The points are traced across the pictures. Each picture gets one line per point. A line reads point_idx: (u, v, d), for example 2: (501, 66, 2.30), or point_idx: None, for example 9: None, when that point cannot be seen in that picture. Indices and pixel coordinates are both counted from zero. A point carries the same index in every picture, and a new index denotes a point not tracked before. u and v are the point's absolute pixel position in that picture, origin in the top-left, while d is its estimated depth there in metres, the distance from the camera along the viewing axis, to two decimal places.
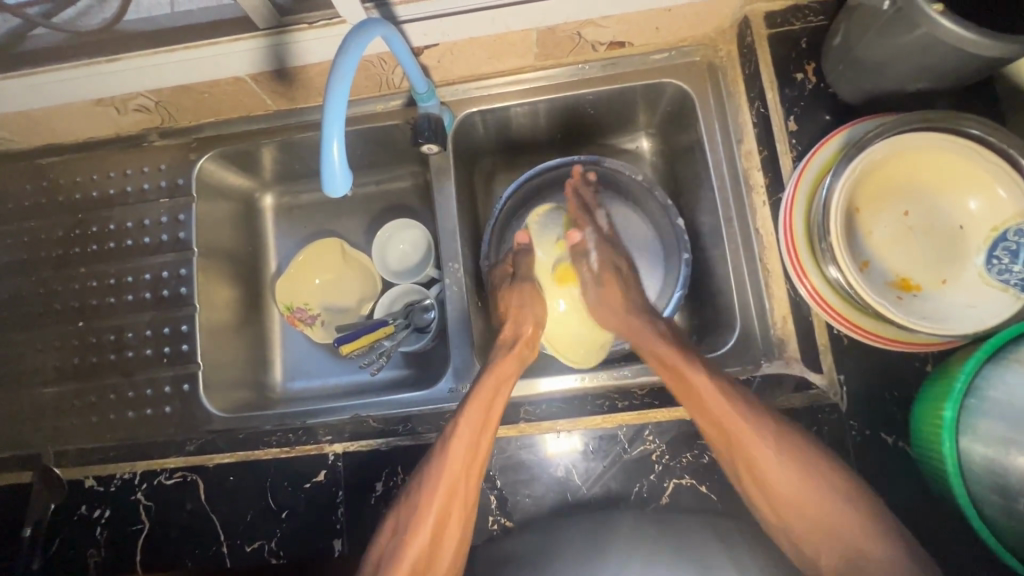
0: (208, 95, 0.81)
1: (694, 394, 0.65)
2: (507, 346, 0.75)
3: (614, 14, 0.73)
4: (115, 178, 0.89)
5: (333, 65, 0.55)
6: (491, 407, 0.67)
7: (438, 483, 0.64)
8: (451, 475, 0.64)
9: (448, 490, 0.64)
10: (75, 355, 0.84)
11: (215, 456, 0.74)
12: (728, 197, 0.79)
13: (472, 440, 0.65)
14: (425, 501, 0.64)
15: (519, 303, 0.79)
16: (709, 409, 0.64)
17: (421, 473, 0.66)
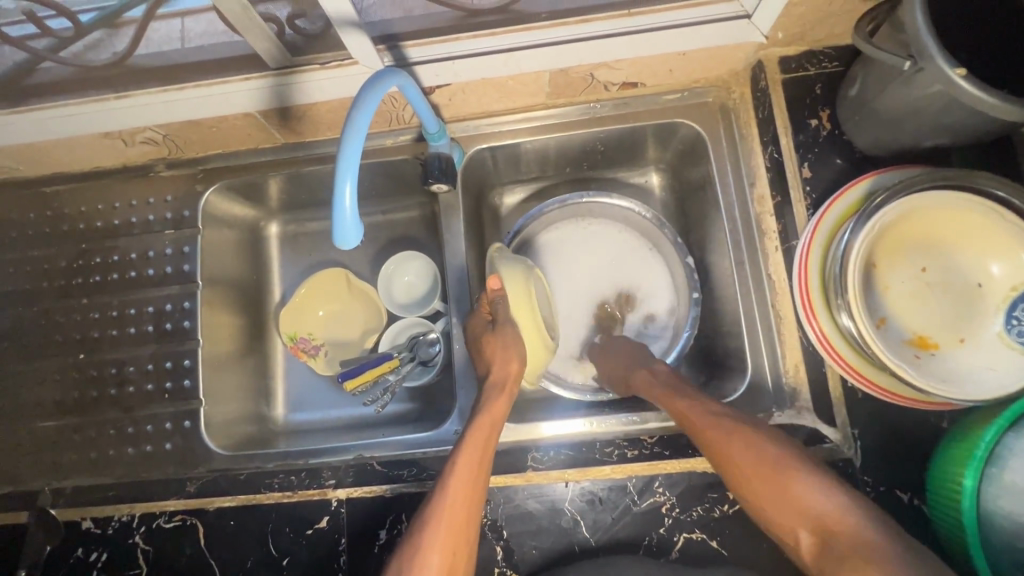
0: (217, 129, 0.80)
1: (689, 426, 0.64)
2: (497, 387, 0.68)
3: (628, 57, 0.73)
4: (121, 209, 0.88)
5: (348, 112, 0.54)
6: (487, 442, 0.64)
7: (440, 526, 0.58)
8: (452, 519, 0.59)
9: (449, 534, 0.59)
10: (75, 388, 0.83)
11: (215, 498, 0.73)
12: (740, 241, 0.78)
13: (470, 476, 0.61)
14: (426, 549, 0.58)
15: (501, 347, 0.70)
16: (707, 437, 0.62)
17: (418, 520, 0.60)
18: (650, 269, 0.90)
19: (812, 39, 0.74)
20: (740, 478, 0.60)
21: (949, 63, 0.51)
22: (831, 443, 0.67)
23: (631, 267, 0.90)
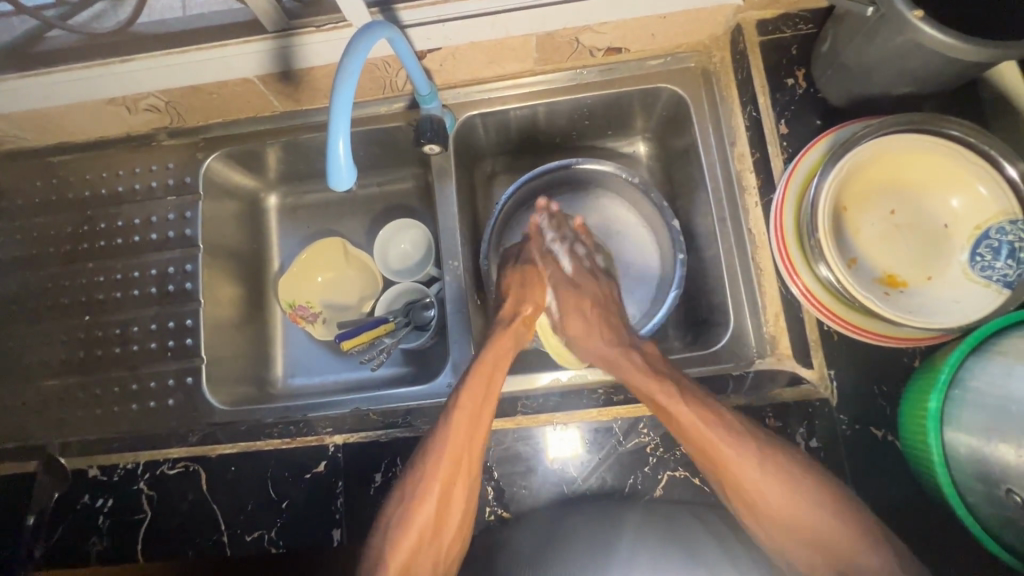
0: (216, 96, 0.83)
1: (690, 434, 0.64)
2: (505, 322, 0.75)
3: (610, 20, 0.76)
4: (124, 177, 0.91)
5: (340, 61, 0.57)
6: (488, 385, 0.68)
7: (442, 458, 0.65)
8: (451, 455, 0.65)
9: (454, 456, 0.65)
10: (81, 348, 0.86)
11: (217, 447, 0.75)
12: (722, 198, 0.81)
13: (472, 418, 0.66)
14: (429, 473, 0.65)
15: (520, 285, 0.78)
16: (700, 441, 0.64)
17: (420, 452, 0.67)
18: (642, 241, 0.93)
19: (787, 2, 0.77)
20: (732, 482, 0.64)
21: (908, 5, 0.54)
22: (808, 384, 0.71)
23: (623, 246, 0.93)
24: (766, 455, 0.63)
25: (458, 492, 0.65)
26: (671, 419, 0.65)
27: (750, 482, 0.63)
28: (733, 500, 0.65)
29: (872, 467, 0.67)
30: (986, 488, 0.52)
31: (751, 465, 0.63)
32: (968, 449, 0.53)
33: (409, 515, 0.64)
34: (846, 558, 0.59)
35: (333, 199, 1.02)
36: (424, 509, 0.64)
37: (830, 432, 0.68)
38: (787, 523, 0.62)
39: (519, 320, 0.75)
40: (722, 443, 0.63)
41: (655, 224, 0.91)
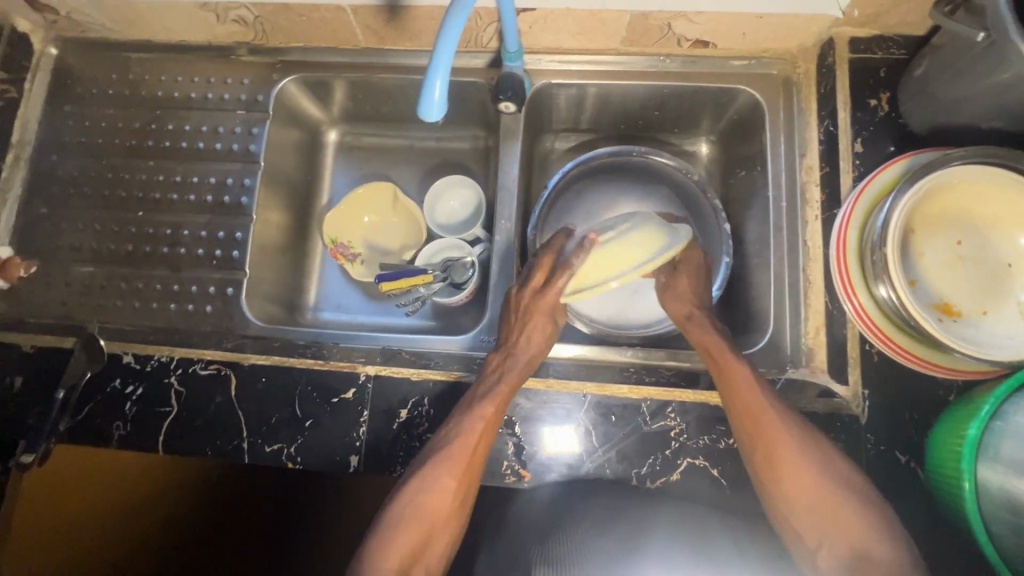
0: (306, 19, 0.84)
1: (734, 388, 0.67)
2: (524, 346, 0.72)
3: (708, 10, 0.77)
4: (199, 83, 0.92)
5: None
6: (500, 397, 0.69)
7: (456, 461, 0.65)
8: (460, 465, 0.65)
9: (465, 462, 0.65)
10: (129, 242, 0.87)
11: (250, 357, 0.76)
12: (783, 207, 0.81)
13: (483, 434, 0.66)
14: (439, 475, 0.64)
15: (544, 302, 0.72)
16: (739, 391, 0.66)
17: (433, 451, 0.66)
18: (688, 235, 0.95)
19: (885, 24, 0.77)
20: (757, 439, 0.64)
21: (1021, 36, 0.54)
22: (839, 399, 0.71)
23: None
24: (804, 435, 0.64)
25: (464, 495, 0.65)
26: (724, 373, 0.68)
27: (783, 464, 0.62)
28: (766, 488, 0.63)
29: (891, 489, 0.67)
30: (1015, 519, 0.53)
31: (788, 442, 0.63)
32: (1003, 480, 0.54)
33: (421, 508, 0.63)
34: (859, 549, 0.57)
35: (393, 146, 1.03)
36: (434, 513, 0.63)
37: (855, 447, 0.69)
38: (815, 515, 0.60)
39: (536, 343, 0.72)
40: (769, 420, 0.64)
41: (707, 228, 0.92)
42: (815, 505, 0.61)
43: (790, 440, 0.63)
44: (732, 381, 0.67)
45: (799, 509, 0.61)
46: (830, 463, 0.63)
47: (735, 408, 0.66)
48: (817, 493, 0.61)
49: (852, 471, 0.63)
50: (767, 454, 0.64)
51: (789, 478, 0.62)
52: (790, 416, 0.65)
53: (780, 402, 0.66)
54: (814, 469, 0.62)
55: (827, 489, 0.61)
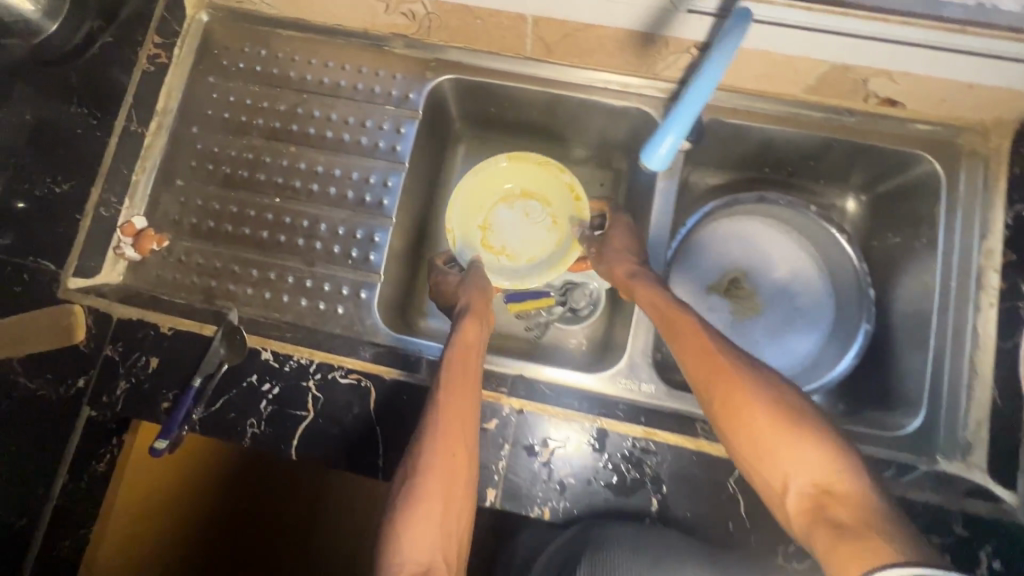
0: (480, 23, 0.80)
1: (687, 351, 0.66)
2: (472, 315, 0.76)
3: (917, 73, 0.72)
4: (349, 72, 0.88)
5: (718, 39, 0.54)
6: (470, 356, 0.71)
7: (438, 429, 0.64)
8: (444, 439, 0.63)
9: (450, 429, 0.64)
10: (264, 229, 0.85)
11: (392, 371, 0.74)
12: (950, 287, 0.78)
13: (461, 387, 0.67)
14: (428, 452, 0.62)
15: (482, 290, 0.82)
16: (693, 348, 0.66)
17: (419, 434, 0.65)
18: (818, 296, 0.94)
19: None
20: (722, 395, 0.61)
21: None
22: (1001, 500, 0.70)
23: (803, 297, 0.94)
24: (762, 379, 0.61)
25: (458, 467, 0.63)
26: (675, 332, 0.69)
27: (752, 416, 0.59)
28: (741, 457, 0.60)
29: None
30: None
31: (741, 384, 0.61)
32: None
33: (422, 482, 0.60)
34: (821, 483, 0.53)
35: None
36: (432, 487, 0.60)
37: (1012, 553, 0.68)
38: (789, 472, 0.55)
39: (478, 308, 0.78)
40: (730, 364, 0.63)
41: (841, 290, 0.92)
42: (771, 449, 0.57)
43: (750, 383, 0.61)
44: (688, 335, 0.67)
45: (769, 470, 0.57)
46: (774, 397, 0.59)
47: (693, 371, 0.65)
48: (772, 436, 0.57)
49: (800, 400, 0.60)
50: (725, 411, 0.61)
51: (748, 434, 0.58)
52: (748, 363, 0.63)
53: (731, 350, 0.65)
54: (774, 407, 0.58)
55: (788, 431, 0.56)
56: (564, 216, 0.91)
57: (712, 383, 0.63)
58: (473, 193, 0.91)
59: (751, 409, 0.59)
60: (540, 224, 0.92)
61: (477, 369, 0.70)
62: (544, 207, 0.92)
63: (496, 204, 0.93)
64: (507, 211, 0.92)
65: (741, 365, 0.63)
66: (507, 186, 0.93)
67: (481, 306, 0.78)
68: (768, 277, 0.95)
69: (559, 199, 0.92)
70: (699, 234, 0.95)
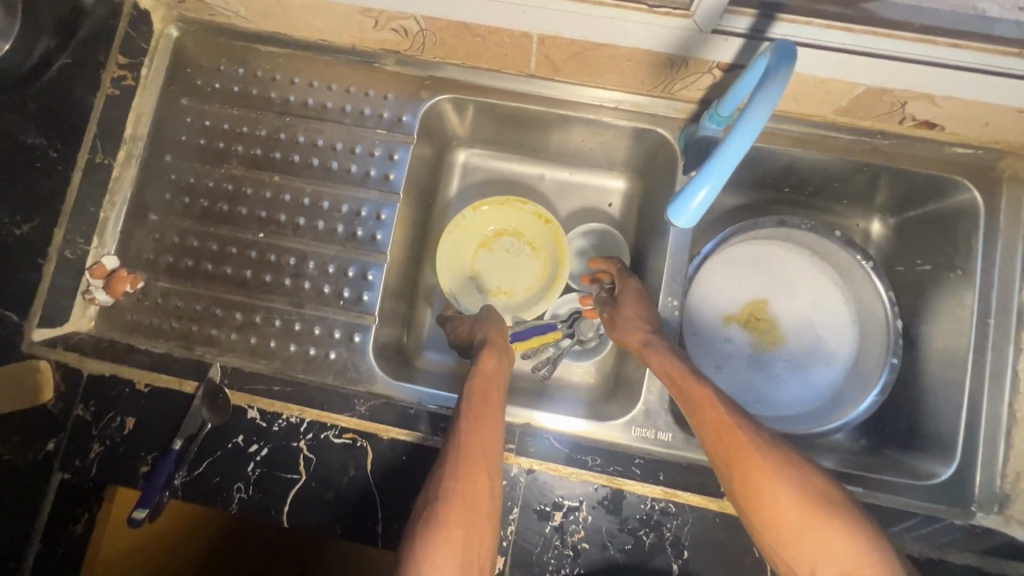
0: (479, 40, 0.72)
1: (705, 416, 0.61)
2: (488, 347, 0.71)
3: (961, 98, 0.66)
4: (335, 92, 0.81)
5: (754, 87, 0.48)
6: (487, 393, 0.65)
7: (456, 467, 0.58)
8: (464, 475, 0.57)
9: (467, 468, 0.58)
10: (248, 268, 0.78)
11: (390, 429, 0.68)
12: (980, 319, 0.74)
13: (477, 425, 0.61)
14: (445, 491, 0.56)
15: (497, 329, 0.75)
16: (712, 412, 0.61)
17: (435, 473, 0.59)
18: (840, 323, 0.88)
19: None
20: (745, 472, 0.57)
21: None
22: None
23: (824, 326, 0.89)
24: (785, 454, 0.58)
25: (478, 507, 0.56)
26: (688, 398, 0.63)
27: (779, 496, 0.55)
28: (767, 538, 0.56)
29: None
30: None
31: (768, 459, 0.57)
32: None
33: (438, 523, 0.54)
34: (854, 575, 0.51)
35: (527, 178, 0.94)
36: (452, 527, 0.54)
37: None
38: (820, 563, 0.52)
39: (494, 341, 0.72)
40: (749, 437, 0.58)
41: (867, 323, 0.87)
42: (802, 535, 0.53)
43: (773, 459, 0.57)
44: (705, 403, 0.62)
45: (800, 557, 0.53)
46: (800, 475, 0.56)
47: (713, 443, 0.60)
48: (802, 521, 0.54)
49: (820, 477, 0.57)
50: (750, 491, 0.56)
51: (778, 519, 0.55)
52: (766, 434, 0.59)
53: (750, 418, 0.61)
54: (800, 489, 0.55)
55: (815, 515, 0.53)
56: (542, 241, 0.90)
57: (737, 455, 0.58)
58: (454, 243, 0.89)
59: (778, 496, 0.55)
60: (519, 259, 0.90)
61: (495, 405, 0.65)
62: (518, 239, 0.90)
63: (476, 251, 0.90)
64: (485, 254, 0.90)
65: (763, 436, 0.59)
66: (481, 230, 0.91)
67: (495, 340, 0.73)
68: (788, 304, 0.89)
69: (532, 229, 0.90)
70: (715, 258, 0.90)
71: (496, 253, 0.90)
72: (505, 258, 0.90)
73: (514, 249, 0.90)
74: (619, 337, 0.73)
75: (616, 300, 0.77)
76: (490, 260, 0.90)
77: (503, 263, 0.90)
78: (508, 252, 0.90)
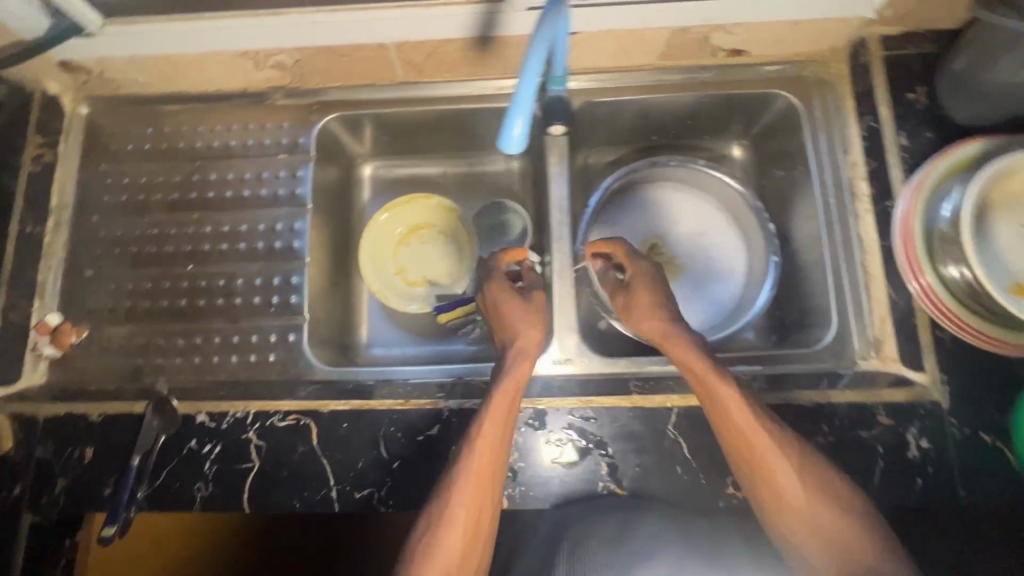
0: (348, 59, 0.84)
1: (720, 404, 0.66)
2: (522, 352, 0.72)
3: (746, 21, 0.80)
4: (237, 131, 0.91)
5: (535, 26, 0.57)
6: (506, 415, 0.68)
7: (464, 491, 0.64)
8: (472, 497, 0.64)
9: (475, 493, 0.64)
10: (183, 297, 0.86)
11: (329, 403, 0.75)
12: (830, 204, 0.83)
13: (493, 454, 0.66)
14: (451, 512, 0.63)
15: (500, 319, 0.76)
16: (729, 403, 0.66)
17: (440, 490, 0.65)
18: (728, 241, 0.99)
19: (914, 20, 0.81)
20: (753, 456, 0.64)
21: None
22: (918, 385, 0.72)
23: (715, 248, 0.99)
24: (794, 448, 0.65)
25: (481, 525, 0.64)
26: (703, 384, 0.67)
27: (784, 482, 0.63)
28: (765, 506, 0.64)
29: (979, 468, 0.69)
30: None
31: (776, 451, 0.64)
32: None
33: (442, 540, 0.62)
34: (848, 553, 0.60)
35: (430, 176, 1.04)
36: (453, 543, 0.62)
37: (941, 431, 0.70)
38: (817, 540, 0.62)
39: (518, 345, 0.72)
40: (756, 429, 0.65)
41: (745, 226, 0.97)
42: (803, 514, 0.62)
43: (780, 449, 0.64)
44: (723, 397, 0.66)
45: (797, 530, 0.63)
46: (806, 463, 0.64)
47: (721, 423, 0.66)
48: (806, 507, 0.62)
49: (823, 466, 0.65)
50: (758, 473, 0.64)
51: (785, 498, 0.63)
52: (775, 427, 0.66)
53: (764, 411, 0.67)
54: (807, 479, 0.63)
55: (815, 500, 0.62)
56: (450, 226, 1.01)
57: (750, 439, 0.64)
58: (374, 247, 0.98)
59: (784, 480, 0.63)
60: (434, 246, 1.00)
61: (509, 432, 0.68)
62: (429, 230, 1.01)
63: (396, 250, 1.00)
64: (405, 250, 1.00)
65: (774, 428, 0.66)
66: (396, 231, 1.00)
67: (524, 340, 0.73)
68: (679, 235, 0.99)
69: (439, 218, 1.00)
70: (605, 210, 1.00)
71: (413, 247, 1.00)
72: (422, 249, 1.00)
73: (428, 238, 1.00)
74: (635, 326, 0.76)
75: (628, 284, 0.80)
76: (410, 253, 1.00)
77: (422, 254, 1.00)
78: (423, 243, 1.00)
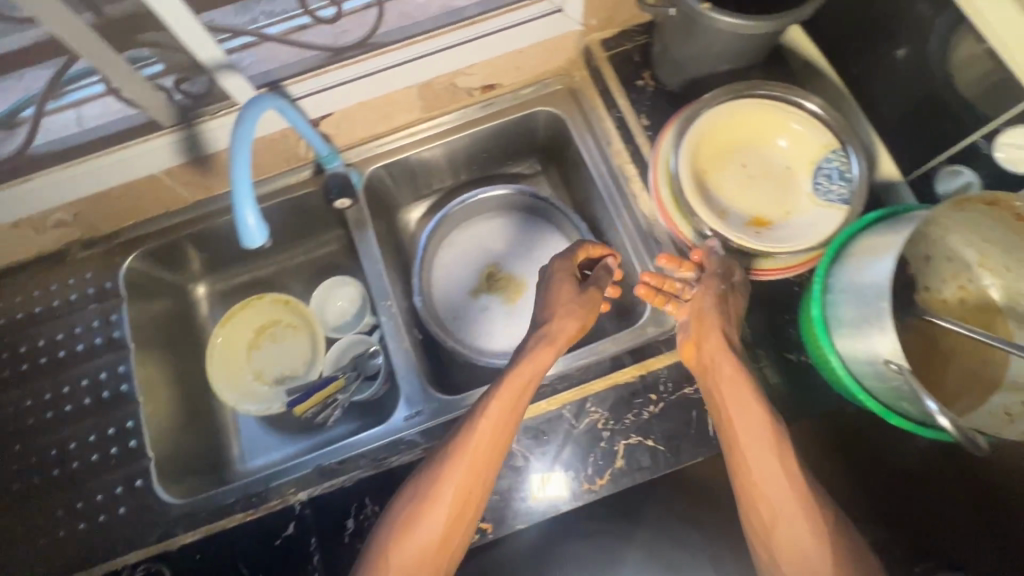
0: (128, 198, 0.87)
1: (722, 395, 0.69)
2: (544, 339, 0.75)
3: (478, 60, 0.87)
4: (40, 296, 0.90)
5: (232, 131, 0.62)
6: (518, 393, 0.70)
7: (455, 471, 0.66)
8: (460, 477, 0.66)
9: (461, 486, 0.66)
10: (15, 480, 0.81)
11: (175, 540, 0.77)
12: (611, 192, 0.89)
13: (485, 456, 0.67)
14: (437, 490, 0.66)
15: (561, 326, 0.77)
16: (732, 401, 0.68)
17: (431, 465, 0.68)
18: (556, 245, 1.02)
19: (620, 21, 0.92)
20: (743, 457, 0.66)
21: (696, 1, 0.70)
22: None
23: (547, 254, 1.02)
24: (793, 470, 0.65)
25: (461, 513, 0.66)
26: (731, 379, 0.69)
27: (769, 487, 0.64)
28: (749, 507, 0.65)
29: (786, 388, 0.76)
30: (868, 369, 0.62)
31: (773, 460, 0.65)
32: (852, 350, 0.63)
33: (421, 512, 0.65)
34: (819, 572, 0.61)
35: (262, 276, 1.04)
36: (432, 521, 0.65)
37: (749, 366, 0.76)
38: (798, 562, 0.62)
39: (559, 340, 0.75)
40: (751, 440, 0.66)
41: (561, 228, 1.02)
42: (780, 527, 0.63)
43: (776, 463, 0.65)
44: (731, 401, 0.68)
45: (773, 540, 0.63)
46: (797, 483, 0.64)
47: (722, 415, 0.69)
48: (793, 521, 0.63)
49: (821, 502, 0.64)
50: (744, 474, 0.65)
51: (767, 509, 0.64)
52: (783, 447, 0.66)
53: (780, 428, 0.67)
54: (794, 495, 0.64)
55: (799, 517, 0.63)
56: (296, 316, 1.00)
57: (746, 441, 0.66)
58: (223, 360, 0.96)
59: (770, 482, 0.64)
60: (286, 340, 0.99)
61: (505, 439, 0.68)
62: (277, 326, 1.00)
63: (249, 355, 0.98)
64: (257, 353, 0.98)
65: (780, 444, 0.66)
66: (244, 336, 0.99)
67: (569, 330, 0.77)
68: (512, 255, 1.02)
69: (284, 313, 1.00)
70: (437, 255, 1.02)
71: (263, 347, 0.99)
72: (272, 347, 0.99)
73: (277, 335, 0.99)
74: (700, 345, 0.72)
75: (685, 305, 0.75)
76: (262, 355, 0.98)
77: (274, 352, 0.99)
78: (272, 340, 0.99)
